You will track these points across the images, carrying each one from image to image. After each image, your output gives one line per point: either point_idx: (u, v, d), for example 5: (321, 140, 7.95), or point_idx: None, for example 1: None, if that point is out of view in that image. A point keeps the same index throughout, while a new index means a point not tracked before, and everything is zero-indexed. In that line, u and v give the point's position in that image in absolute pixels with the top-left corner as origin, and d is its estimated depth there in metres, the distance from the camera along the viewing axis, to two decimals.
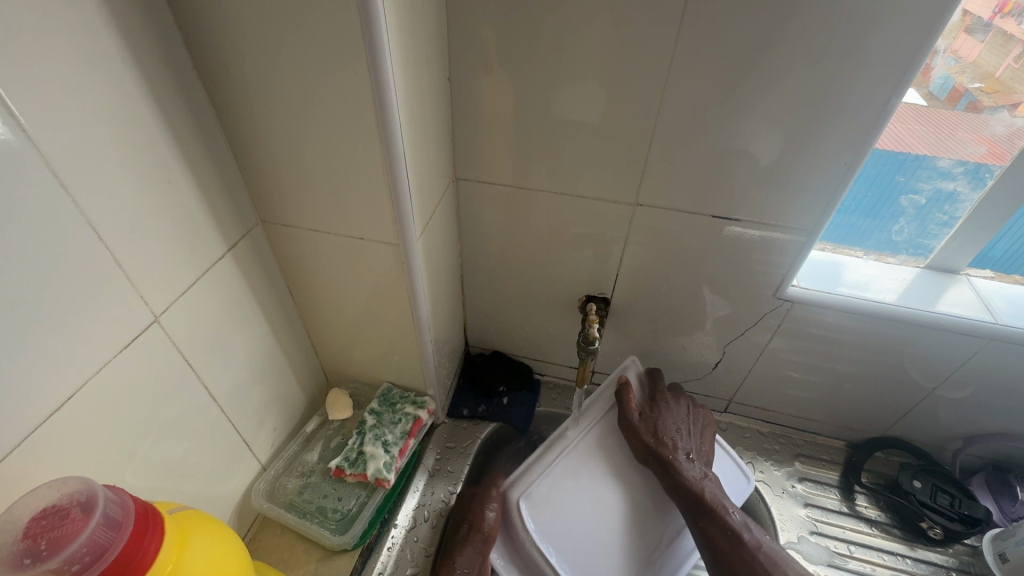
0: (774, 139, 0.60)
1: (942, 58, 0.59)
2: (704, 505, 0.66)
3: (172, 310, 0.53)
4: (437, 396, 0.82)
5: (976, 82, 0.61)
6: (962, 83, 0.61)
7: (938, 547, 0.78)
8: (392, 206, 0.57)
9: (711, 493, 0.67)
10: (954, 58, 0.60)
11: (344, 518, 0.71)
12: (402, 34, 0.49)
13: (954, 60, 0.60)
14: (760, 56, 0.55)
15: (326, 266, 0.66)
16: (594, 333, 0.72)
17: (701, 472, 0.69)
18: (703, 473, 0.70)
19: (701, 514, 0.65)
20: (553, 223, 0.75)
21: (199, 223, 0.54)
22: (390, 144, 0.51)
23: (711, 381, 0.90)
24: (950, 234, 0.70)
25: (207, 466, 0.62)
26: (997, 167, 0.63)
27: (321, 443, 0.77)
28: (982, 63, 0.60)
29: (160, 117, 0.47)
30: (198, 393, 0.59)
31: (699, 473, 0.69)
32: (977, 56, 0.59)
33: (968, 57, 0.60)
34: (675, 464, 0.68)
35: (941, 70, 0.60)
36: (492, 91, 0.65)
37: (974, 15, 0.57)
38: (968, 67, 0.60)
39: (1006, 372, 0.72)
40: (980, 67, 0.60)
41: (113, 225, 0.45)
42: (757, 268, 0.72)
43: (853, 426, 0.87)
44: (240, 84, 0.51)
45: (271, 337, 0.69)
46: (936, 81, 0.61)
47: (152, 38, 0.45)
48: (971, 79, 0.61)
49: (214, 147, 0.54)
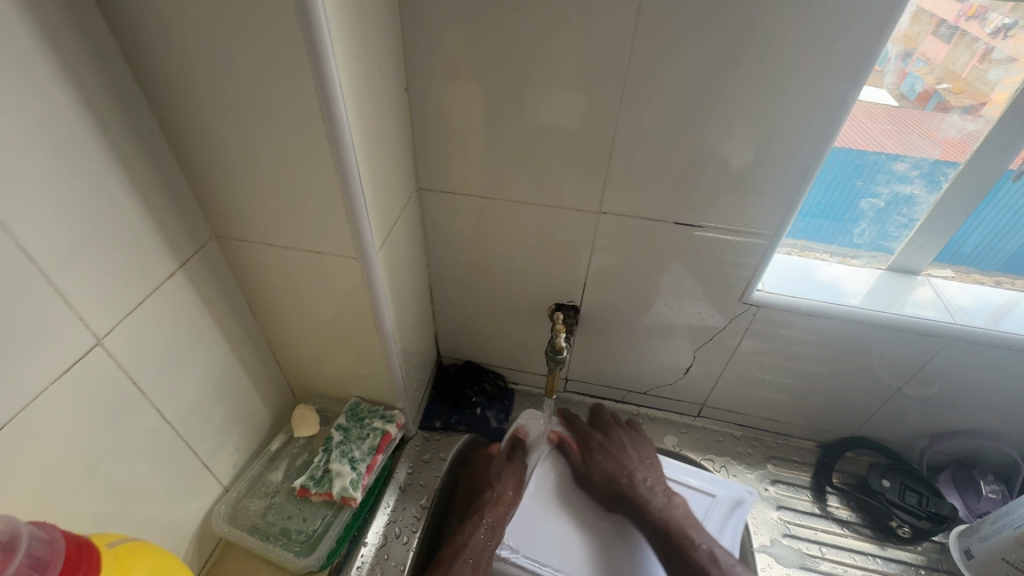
0: (731, 147, 0.61)
1: (908, 61, 0.59)
2: (666, 527, 0.69)
3: (118, 331, 0.51)
4: (407, 409, 0.80)
5: (944, 83, 0.60)
6: (930, 83, 0.60)
7: (908, 545, 0.79)
8: (349, 219, 0.56)
9: (675, 520, 0.69)
10: (921, 61, 0.59)
11: (309, 539, 0.68)
12: (350, 45, 0.48)
13: (922, 62, 0.59)
14: (716, 65, 0.55)
15: (285, 280, 0.65)
16: (561, 342, 0.71)
17: (665, 499, 0.72)
18: (668, 499, 0.72)
19: (665, 543, 0.68)
20: (519, 231, 0.75)
21: (145, 241, 0.52)
22: (342, 155, 0.50)
23: (683, 386, 0.90)
24: (910, 236, 0.72)
25: (164, 492, 0.60)
26: (952, 170, 0.64)
27: (287, 462, 0.75)
28: (948, 64, 0.59)
29: (98, 133, 0.45)
30: (151, 417, 0.56)
31: (664, 500, 0.72)
32: (945, 58, 0.58)
33: (936, 58, 0.59)
34: (634, 494, 0.72)
35: (910, 72, 0.60)
36: (452, 101, 0.64)
37: (938, 19, 0.56)
38: (936, 68, 0.59)
39: (967, 369, 0.73)
40: (948, 68, 0.59)
41: (49, 246, 0.43)
42: (724, 273, 0.72)
43: (823, 427, 0.88)
44: (184, 96, 0.49)
45: (231, 355, 0.67)
46: (905, 83, 0.61)
47: (87, 50, 0.43)
48: (938, 81, 0.60)
49: (160, 162, 0.52)
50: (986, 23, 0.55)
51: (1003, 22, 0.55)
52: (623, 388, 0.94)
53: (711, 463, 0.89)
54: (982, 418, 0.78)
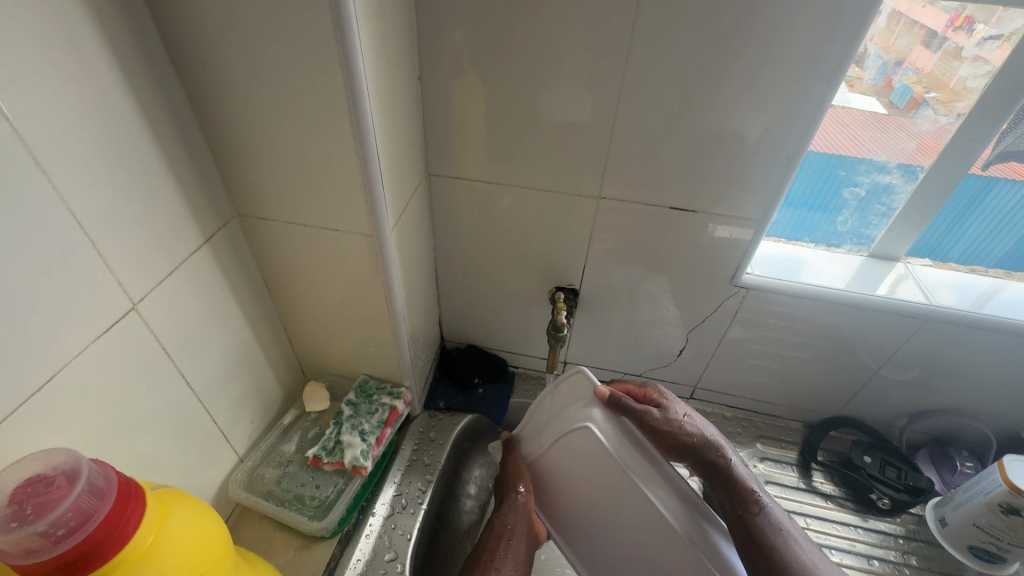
0: (718, 137, 0.65)
1: (898, 69, 0.65)
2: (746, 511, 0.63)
3: (149, 298, 0.54)
4: (413, 387, 0.84)
5: (932, 92, 0.65)
6: (919, 92, 0.65)
7: (887, 517, 0.82)
8: (366, 197, 0.59)
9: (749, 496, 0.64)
10: (911, 70, 0.65)
11: (322, 504, 0.71)
12: (373, 33, 0.51)
13: (912, 71, 0.65)
14: (712, 59, 0.59)
15: (302, 258, 0.68)
16: (561, 319, 0.75)
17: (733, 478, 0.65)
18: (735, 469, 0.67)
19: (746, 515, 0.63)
20: (522, 215, 0.78)
21: (176, 215, 0.55)
22: (362, 137, 0.54)
23: (677, 368, 0.94)
24: (889, 224, 0.76)
25: (184, 456, 0.63)
26: (925, 163, 0.69)
27: (299, 434, 0.78)
28: (936, 74, 0.64)
29: (138, 111, 0.49)
30: (175, 382, 0.59)
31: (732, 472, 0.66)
32: (932, 68, 0.64)
33: (924, 68, 0.64)
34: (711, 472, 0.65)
35: (900, 81, 0.66)
36: (463, 89, 0.68)
37: (927, 29, 0.61)
38: (925, 78, 0.65)
39: (945, 349, 0.77)
40: (937, 78, 0.64)
41: (93, 213, 0.46)
42: (718, 255, 0.76)
43: (809, 407, 0.92)
44: (215, 78, 0.52)
45: (248, 329, 0.71)
46: (895, 91, 0.67)
47: (129, 33, 0.47)
48: (927, 90, 0.65)
49: (190, 141, 0.56)
50: (974, 33, 0.60)
51: (991, 34, 0.59)
52: (619, 371, 0.97)
53: None
54: (959, 397, 0.83)
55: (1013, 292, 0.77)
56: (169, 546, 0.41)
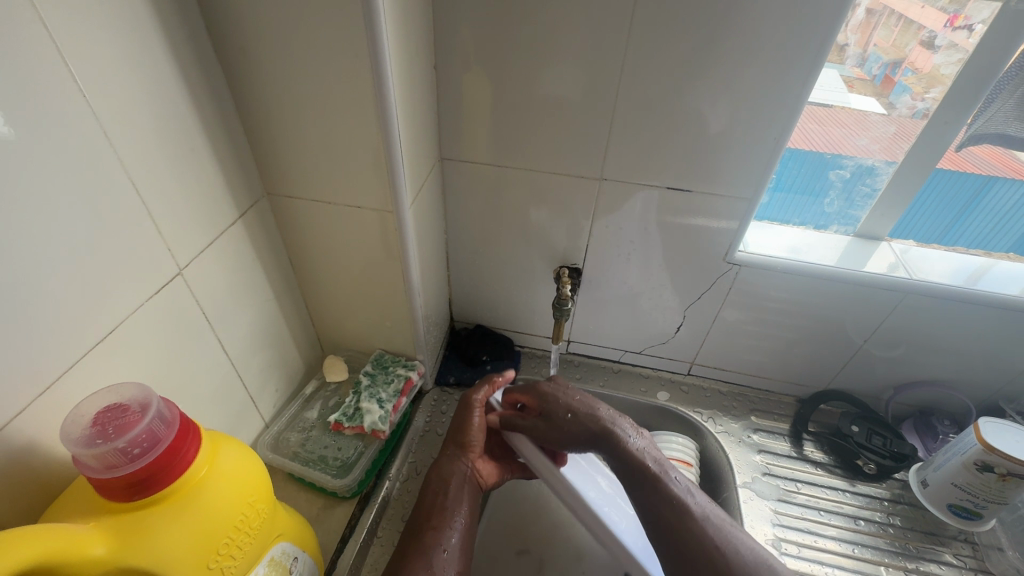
0: (711, 121, 0.70)
1: (898, 69, 0.71)
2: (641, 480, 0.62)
3: (192, 266, 0.59)
4: (426, 361, 0.88)
5: (930, 90, 0.69)
6: (918, 90, 0.70)
7: (873, 482, 0.87)
8: (387, 176, 0.64)
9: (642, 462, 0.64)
10: (910, 70, 0.70)
11: (343, 464, 0.76)
12: (397, 23, 0.56)
13: (911, 71, 0.70)
14: (707, 47, 0.64)
15: (325, 235, 0.73)
16: (566, 293, 0.80)
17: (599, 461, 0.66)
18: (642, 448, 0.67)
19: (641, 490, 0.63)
20: (528, 197, 0.83)
21: (215, 190, 0.60)
22: (386, 119, 0.58)
23: (675, 345, 0.98)
24: (873, 205, 0.81)
25: (218, 417, 0.68)
26: (904, 146, 0.74)
27: (320, 403, 0.83)
28: (936, 73, 0.68)
29: (186, 94, 0.54)
30: (212, 346, 0.64)
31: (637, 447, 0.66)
32: (931, 68, 0.68)
33: (924, 68, 0.69)
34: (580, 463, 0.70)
35: (901, 80, 0.71)
36: (475, 78, 0.73)
37: (926, 29, 0.67)
38: (923, 77, 0.69)
39: (926, 323, 0.82)
40: (936, 77, 0.68)
41: (147, 184, 0.51)
42: (714, 234, 0.81)
43: (801, 381, 0.97)
44: (254, 64, 0.57)
45: (274, 302, 0.76)
46: (895, 90, 0.72)
47: (179, 22, 0.52)
48: (924, 88, 0.69)
49: (228, 122, 0.61)
50: (972, 34, 0.64)
51: (987, 32, 0.63)
52: (620, 349, 1.02)
53: (700, 415, 0.97)
54: (941, 370, 0.87)
55: (1006, 269, 0.82)
56: (221, 478, 0.46)
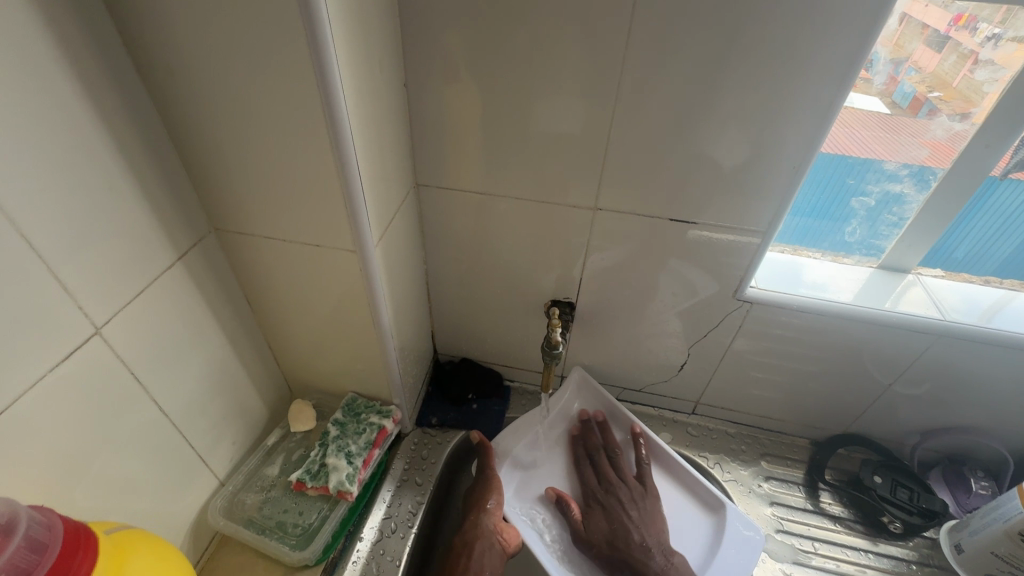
0: (720, 147, 0.62)
1: (900, 68, 0.62)
2: None
3: (116, 321, 0.51)
4: (404, 405, 0.80)
5: (935, 91, 0.62)
6: (923, 91, 0.63)
7: (899, 541, 0.78)
8: (347, 212, 0.56)
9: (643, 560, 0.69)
10: (913, 68, 0.62)
11: (304, 533, 0.68)
12: (350, 40, 0.48)
13: (914, 70, 0.62)
14: (711, 64, 0.56)
15: (284, 274, 0.65)
16: (557, 337, 0.72)
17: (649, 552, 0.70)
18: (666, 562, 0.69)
19: None
20: (515, 227, 0.75)
21: (145, 232, 0.52)
22: (341, 149, 0.51)
23: (677, 384, 0.90)
24: (900, 234, 0.73)
25: (159, 484, 0.60)
26: (940, 169, 0.65)
27: (283, 457, 0.75)
28: (939, 72, 0.61)
29: (101, 124, 0.46)
30: (148, 407, 0.56)
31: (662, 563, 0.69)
32: (935, 66, 0.61)
33: (927, 67, 0.61)
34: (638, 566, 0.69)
35: (902, 80, 0.62)
36: (450, 98, 0.65)
37: (930, 27, 0.58)
38: (927, 77, 0.62)
39: (958, 366, 0.74)
40: (940, 77, 0.62)
41: (50, 234, 0.43)
42: (721, 268, 0.73)
43: (816, 423, 0.88)
44: (186, 89, 0.49)
45: (228, 348, 0.68)
46: (898, 91, 0.63)
47: (89, 42, 0.44)
48: (929, 89, 0.62)
49: (161, 154, 0.53)
50: (976, 33, 0.57)
51: (992, 32, 0.57)
52: (618, 385, 0.94)
53: (705, 460, 0.89)
54: (973, 415, 0.79)
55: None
56: None
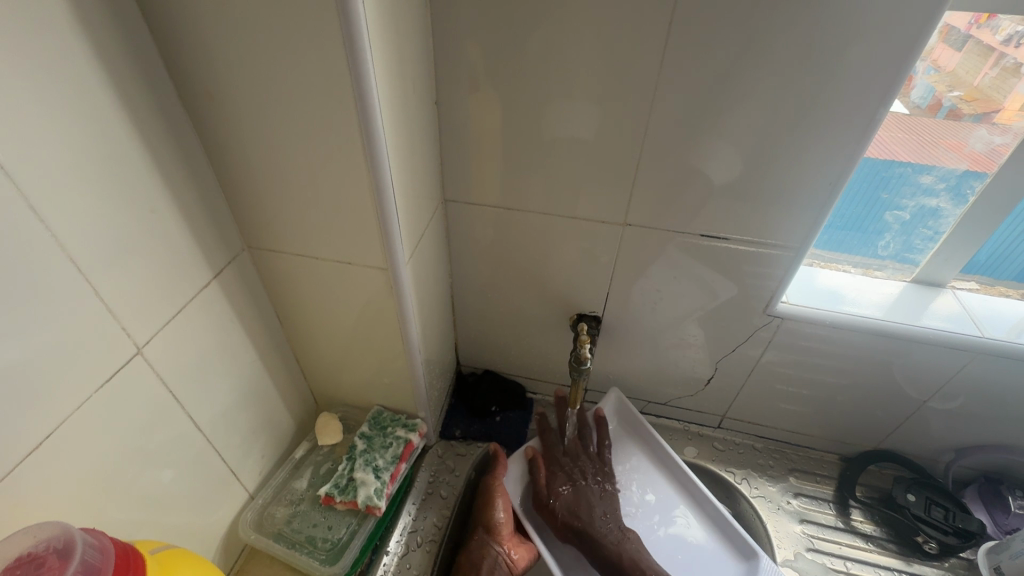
0: (751, 163, 0.61)
1: (921, 68, 0.60)
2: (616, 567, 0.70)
3: (155, 340, 0.52)
4: (429, 418, 0.81)
5: (954, 91, 0.61)
6: (941, 91, 0.61)
7: (934, 562, 0.76)
8: (380, 229, 0.56)
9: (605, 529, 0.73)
10: (933, 68, 0.60)
11: (334, 547, 0.68)
12: (387, 61, 0.49)
13: (934, 69, 0.60)
14: (744, 80, 0.56)
15: (315, 291, 0.66)
16: (586, 353, 0.71)
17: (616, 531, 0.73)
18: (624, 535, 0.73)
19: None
20: (541, 241, 0.75)
21: (183, 252, 0.53)
22: (377, 168, 0.51)
23: (703, 397, 0.89)
24: (935, 249, 0.71)
25: (192, 498, 0.60)
26: (979, 184, 0.64)
27: (310, 470, 0.76)
28: (959, 72, 0.60)
29: (144, 149, 0.47)
30: (183, 423, 0.57)
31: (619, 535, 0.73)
32: (954, 65, 0.60)
33: (946, 67, 0.60)
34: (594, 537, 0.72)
35: (921, 80, 0.61)
36: (480, 115, 0.65)
37: (950, 28, 0.57)
38: (946, 76, 0.60)
39: (996, 383, 0.72)
40: (958, 76, 0.60)
41: (95, 258, 0.44)
42: (750, 283, 0.72)
43: (846, 439, 0.87)
44: (225, 112, 0.50)
45: (259, 362, 0.68)
46: (917, 91, 0.61)
47: (134, 69, 0.45)
48: (949, 89, 0.61)
49: (199, 175, 0.54)
50: (997, 30, 0.57)
51: (1013, 30, 0.56)
52: (642, 399, 0.93)
53: (732, 475, 0.88)
54: (1012, 433, 0.77)
55: None
56: None
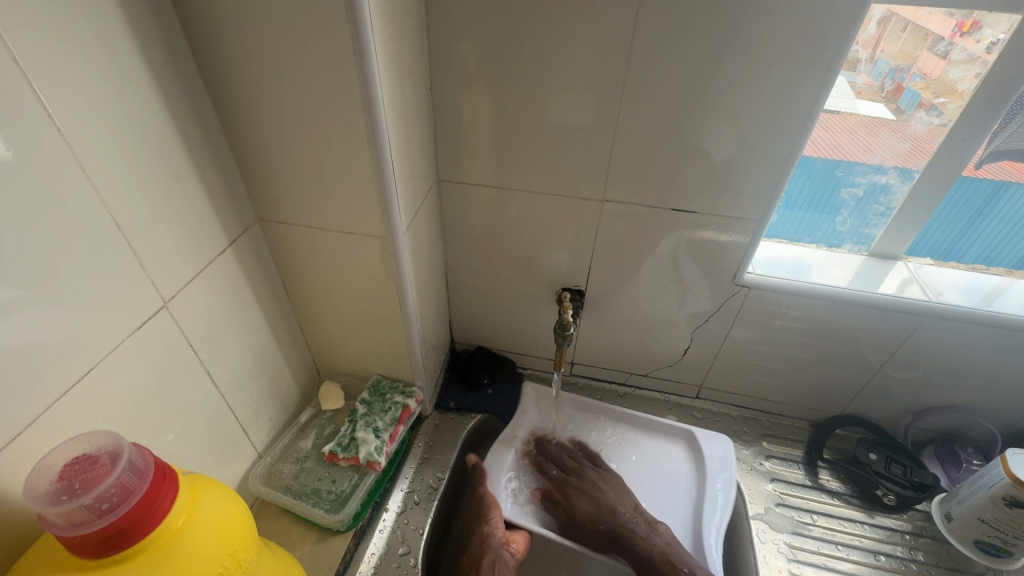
0: (717, 142, 0.68)
1: (906, 75, 0.68)
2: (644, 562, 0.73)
3: (178, 297, 0.57)
4: (425, 387, 0.86)
5: (941, 97, 0.66)
6: (928, 97, 0.67)
7: (893, 513, 0.83)
8: (380, 201, 0.62)
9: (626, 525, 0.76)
10: (920, 76, 0.67)
11: (337, 498, 0.73)
12: (387, 47, 0.55)
13: (920, 77, 0.67)
14: (708, 64, 0.62)
15: (319, 261, 0.71)
16: (568, 318, 0.77)
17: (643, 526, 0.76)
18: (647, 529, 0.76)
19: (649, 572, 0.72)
20: (528, 219, 0.81)
21: (202, 218, 0.59)
22: (378, 142, 0.57)
23: (682, 369, 0.95)
24: (888, 224, 0.78)
25: (208, 450, 0.66)
26: (922, 162, 0.71)
27: (315, 432, 0.81)
28: (947, 80, 0.66)
29: (170, 121, 0.53)
30: (201, 377, 0.63)
31: (644, 530, 0.76)
32: (940, 73, 0.66)
33: (933, 74, 0.66)
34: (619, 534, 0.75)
35: (908, 86, 0.68)
36: (470, 100, 0.71)
37: (934, 35, 0.64)
38: (934, 84, 0.67)
39: (947, 346, 0.78)
40: (945, 84, 0.66)
41: (129, 216, 0.50)
42: (721, 255, 0.78)
43: (815, 405, 0.93)
44: (241, 91, 0.56)
45: (268, 329, 0.74)
46: (904, 96, 0.69)
47: (163, 50, 0.51)
48: (934, 95, 0.67)
49: (217, 149, 0.60)
50: (981, 39, 0.62)
51: (996, 39, 0.61)
52: (625, 371, 0.99)
53: None
54: (964, 395, 0.83)
55: (1006, 290, 0.78)
56: (200, 526, 0.44)
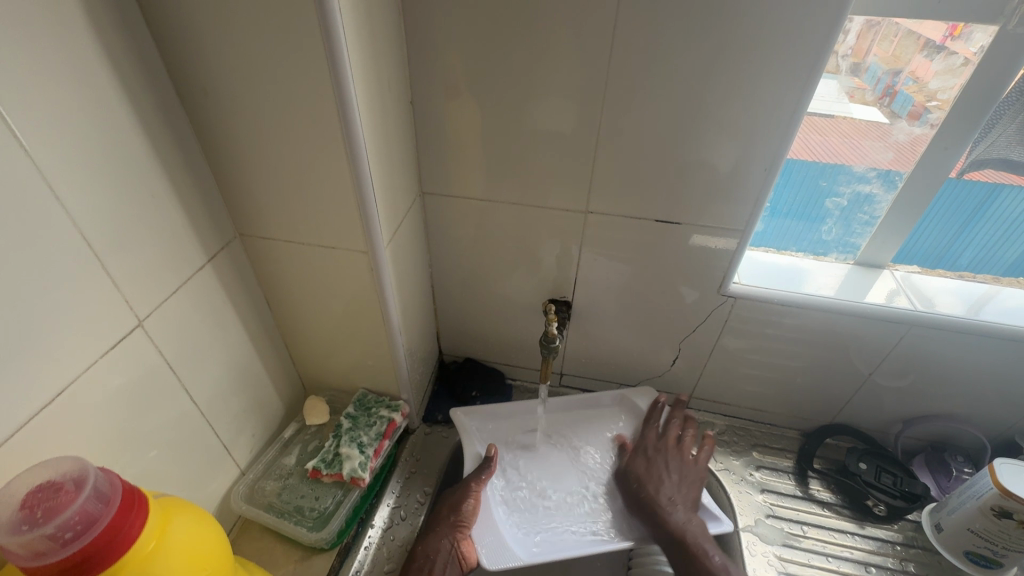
0: (699, 153, 0.68)
1: (898, 79, 0.67)
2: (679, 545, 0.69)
3: (155, 315, 0.56)
4: (411, 400, 0.86)
5: (933, 101, 0.66)
6: (920, 101, 0.67)
7: (884, 524, 0.82)
8: (360, 215, 0.62)
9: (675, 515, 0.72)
10: (912, 79, 0.66)
11: (320, 515, 0.72)
12: (363, 63, 0.55)
13: (913, 80, 0.66)
14: (687, 76, 0.62)
15: (301, 276, 0.71)
16: (553, 330, 0.77)
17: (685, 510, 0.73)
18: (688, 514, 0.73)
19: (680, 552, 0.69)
20: (513, 231, 0.81)
21: (179, 235, 0.58)
22: (356, 157, 0.56)
23: (670, 379, 0.95)
24: (872, 233, 0.78)
25: (188, 468, 0.65)
26: (905, 171, 0.71)
27: (299, 447, 0.80)
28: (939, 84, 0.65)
29: (144, 138, 0.52)
30: (180, 395, 0.62)
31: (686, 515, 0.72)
32: (932, 78, 0.65)
33: (925, 78, 0.65)
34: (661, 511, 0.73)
35: (901, 90, 0.68)
36: (452, 113, 0.71)
37: (925, 40, 0.63)
38: (925, 88, 0.66)
39: (934, 355, 0.78)
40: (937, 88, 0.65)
41: (101, 235, 0.49)
42: (706, 266, 0.78)
43: (804, 414, 0.93)
44: (218, 108, 0.56)
45: (250, 344, 0.73)
46: (896, 100, 0.68)
47: (137, 67, 0.50)
48: (927, 99, 0.66)
49: (194, 165, 0.59)
50: (973, 43, 0.61)
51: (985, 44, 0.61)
52: (614, 382, 0.99)
53: None
54: (953, 403, 0.83)
55: (992, 296, 0.78)
56: (171, 551, 0.43)
